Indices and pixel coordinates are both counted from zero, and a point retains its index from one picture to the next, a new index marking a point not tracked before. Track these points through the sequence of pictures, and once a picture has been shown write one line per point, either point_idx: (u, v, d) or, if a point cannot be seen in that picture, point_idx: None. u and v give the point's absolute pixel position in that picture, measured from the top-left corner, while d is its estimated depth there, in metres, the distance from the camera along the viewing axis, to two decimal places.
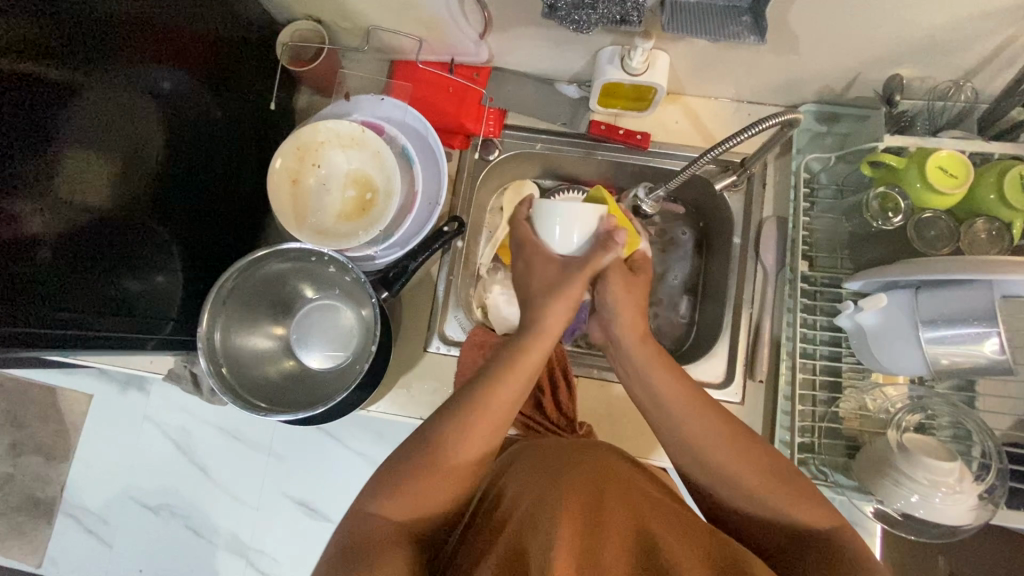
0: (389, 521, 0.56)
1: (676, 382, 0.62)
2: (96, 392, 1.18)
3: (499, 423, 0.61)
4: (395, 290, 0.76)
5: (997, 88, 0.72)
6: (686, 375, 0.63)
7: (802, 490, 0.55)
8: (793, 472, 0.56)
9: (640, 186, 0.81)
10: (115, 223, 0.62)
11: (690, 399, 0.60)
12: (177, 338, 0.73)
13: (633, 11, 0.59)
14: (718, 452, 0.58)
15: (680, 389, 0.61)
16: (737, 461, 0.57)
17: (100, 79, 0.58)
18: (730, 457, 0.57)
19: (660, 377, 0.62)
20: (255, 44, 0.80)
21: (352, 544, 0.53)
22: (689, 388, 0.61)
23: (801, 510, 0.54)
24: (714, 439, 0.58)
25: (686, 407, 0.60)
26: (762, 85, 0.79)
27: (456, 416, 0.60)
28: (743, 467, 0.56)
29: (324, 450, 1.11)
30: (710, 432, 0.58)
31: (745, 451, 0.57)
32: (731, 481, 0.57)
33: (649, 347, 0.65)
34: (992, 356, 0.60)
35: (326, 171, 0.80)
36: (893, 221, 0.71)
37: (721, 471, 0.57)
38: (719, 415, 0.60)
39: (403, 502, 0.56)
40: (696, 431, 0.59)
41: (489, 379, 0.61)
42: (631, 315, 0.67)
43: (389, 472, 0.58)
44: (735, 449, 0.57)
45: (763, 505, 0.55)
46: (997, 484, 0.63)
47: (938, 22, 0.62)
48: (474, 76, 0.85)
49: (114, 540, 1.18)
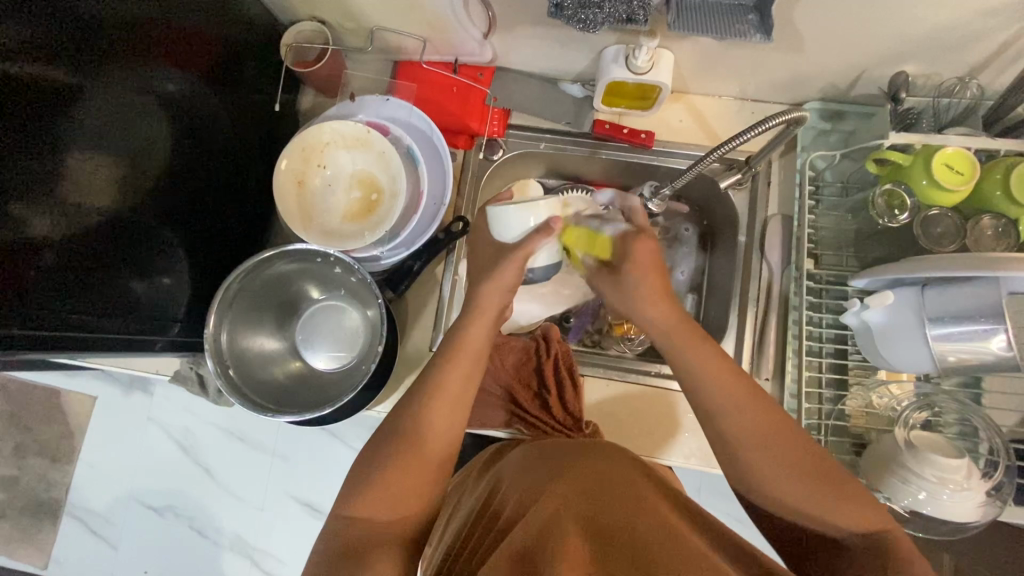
0: (381, 520, 0.57)
1: (713, 368, 0.59)
2: (101, 394, 1.18)
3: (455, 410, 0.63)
4: (400, 290, 0.80)
5: (1002, 85, 0.72)
6: (721, 353, 0.61)
7: (829, 491, 0.53)
8: (818, 461, 0.54)
9: (646, 185, 0.81)
10: (120, 223, 0.62)
11: (727, 389, 0.58)
12: (184, 339, 0.74)
13: (639, 10, 0.59)
14: (751, 438, 0.56)
15: (724, 377, 0.58)
16: (772, 461, 0.55)
17: (104, 80, 0.58)
18: (761, 447, 0.55)
19: (698, 362, 0.60)
20: (259, 45, 0.80)
21: (347, 546, 0.54)
22: (727, 375, 0.59)
23: (825, 508, 0.53)
24: (748, 426, 0.56)
25: (729, 398, 0.58)
26: (766, 83, 0.79)
27: (426, 406, 0.63)
28: (771, 466, 0.55)
29: (330, 449, 1.12)
30: (750, 425, 0.56)
31: (775, 436, 0.56)
32: (756, 475, 0.55)
33: (680, 331, 0.62)
34: (998, 352, 0.60)
35: (332, 172, 0.80)
36: (900, 218, 0.70)
37: (753, 467, 0.55)
38: (762, 406, 0.57)
39: (384, 500, 0.57)
40: (736, 425, 0.57)
41: (442, 358, 0.65)
42: (652, 297, 0.64)
43: (370, 468, 0.59)
44: (770, 441, 0.55)
45: (782, 509, 0.55)
46: (1004, 481, 0.64)
47: (944, 19, 0.62)
48: (479, 76, 0.85)
49: (120, 540, 1.18)
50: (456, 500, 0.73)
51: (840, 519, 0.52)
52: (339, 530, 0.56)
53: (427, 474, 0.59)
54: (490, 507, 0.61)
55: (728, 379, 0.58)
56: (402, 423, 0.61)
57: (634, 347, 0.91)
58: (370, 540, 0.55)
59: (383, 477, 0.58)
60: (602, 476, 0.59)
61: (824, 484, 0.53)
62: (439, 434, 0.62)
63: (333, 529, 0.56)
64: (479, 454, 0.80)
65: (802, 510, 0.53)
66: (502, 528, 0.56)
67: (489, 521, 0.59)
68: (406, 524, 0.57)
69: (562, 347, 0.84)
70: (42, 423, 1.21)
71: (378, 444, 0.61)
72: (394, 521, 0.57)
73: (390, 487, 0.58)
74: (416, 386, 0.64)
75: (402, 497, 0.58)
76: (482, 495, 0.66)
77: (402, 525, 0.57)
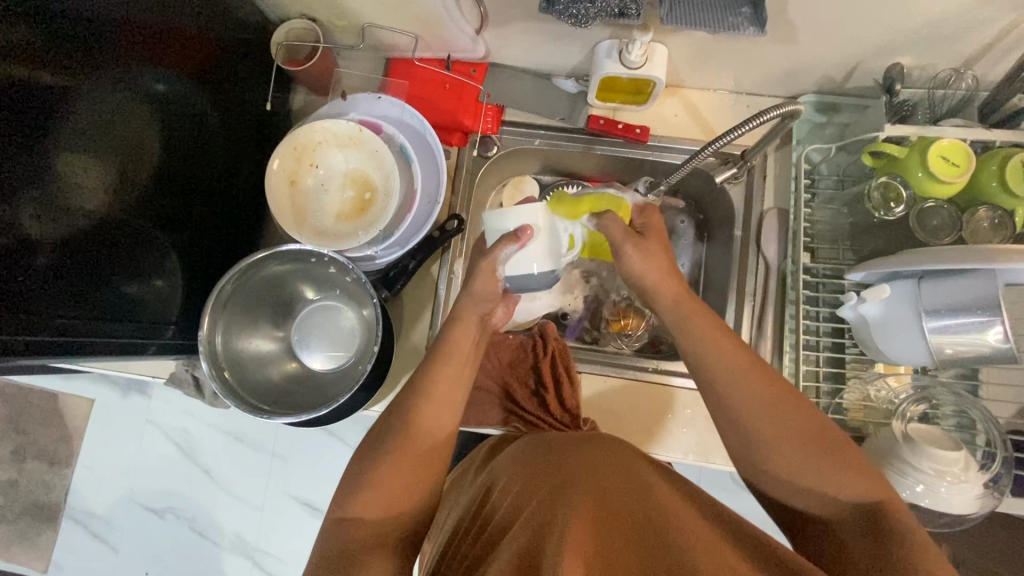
0: (381, 520, 0.57)
1: (726, 343, 0.59)
2: (97, 397, 1.18)
3: (448, 410, 0.64)
4: (395, 289, 0.80)
5: (997, 76, 0.71)
6: (722, 325, 0.61)
7: (830, 461, 0.53)
8: (820, 439, 0.54)
9: (643, 181, 0.80)
10: (110, 224, 0.62)
11: (732, 359, 0.58)
12: (179, 342, 0.73)
13: (631, 5, 0.59)
14: (756, 410, 0.56)
15: (724, 343, 0.59)
16: (775, 430, 0.54)
17: (95, 81, 0.58)
18: (766, 413, 0.55)
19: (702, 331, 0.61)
20: (248, 45, 0.79)
21: (346, 548, 0.55)
22: (730, 343, 0.59)
23: (830, 483, 0.52)
24: (752, 398, 0.56)
25: (735, 368, 0.57)
26: (762, 77, 0.79)
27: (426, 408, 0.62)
28: (772, 438, 0.54)
29: (328, 449, 1.12)
30: (749, 395, 0.56)
31: (780, 401, 0.55)
32: (759, 445, 0.55)
33: (694, 303, 0.62)
34: (996, 345, 0.60)
35: (324, 172, 0.79)
36: (895, 211, 0.71)
37: (757, 437, 0.55)
38: (767, 371, 0.57)
39: (378, 502, 0.57)
40: (739, 390, 0.57)
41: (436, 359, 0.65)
42: (660, 269, 0.64)
43: (369, 466, 0.60)
44: (776, 414, 0.55)
45: (789, 484, 0.54)
46: (1002, 472, 0.64)
47: (939, 10, 0.61)
48: (473, 72, 0.84)
49: (120, 542, 1.18)
50: (453, 496, 0.73)
51: (844, 491, 0.52)
52: (334, 533, 0.56)
53: (422, 475, 0.60)
54: (489, 502, 0.61)
55: (728, 354, 0.58)
56: (399, 430, 0.61)
57: (631, 343, 0.90)
58: (366, 539, 0.56)
59: (382, 476, 0.58)
60: (598, 467, 0.59)
61: (828, 456, 0.53)
62: (439, 428, 0.62)
63: (329, 532, 0.57)
64: (477, 450, 0.80)
65: (804, 489, 0.53)
66: (502, 520, 0.56)
67: (485, 514, 0.59)
68: (398, 525, 0.58)
69: (559, 343, 0.84)
70: (40, 427, 1.21)
71: (373, 442, 0.62)
72: (397, 519, 0.58)
73: (386, 484, 0.58)
74: (412, 386, 0.64)
75: (401, 493, 0.58)
76: (481, 489, 0.65)
77: (394, 527, 0.57)
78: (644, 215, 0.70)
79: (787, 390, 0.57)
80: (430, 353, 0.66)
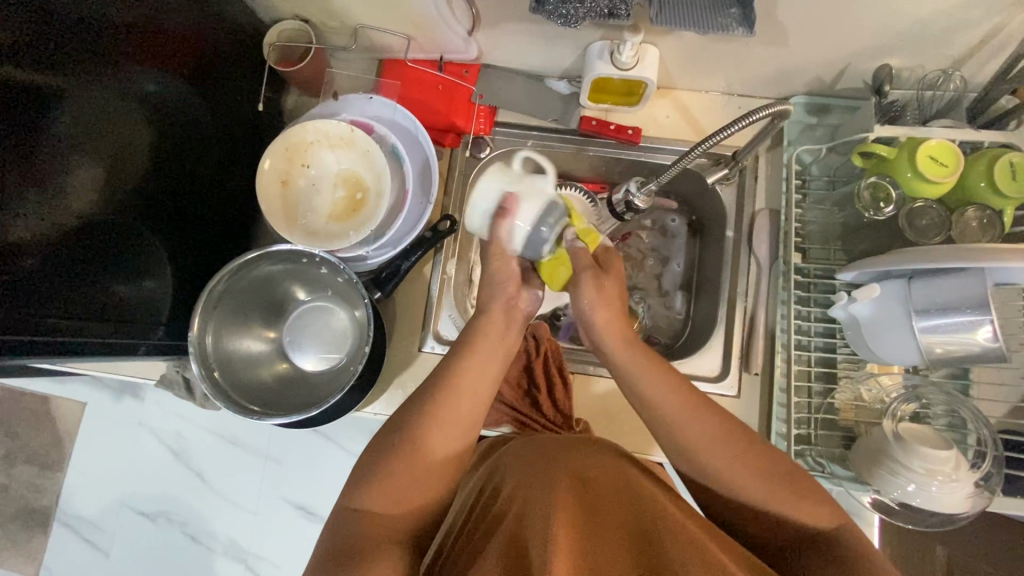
0: (382, 516, 0.57)
1: (676, 391, 0.59)
2: (89, 400, 1.17)
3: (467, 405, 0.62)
4: (388, 290, 0.79)
5: (984, 77, 0.72)
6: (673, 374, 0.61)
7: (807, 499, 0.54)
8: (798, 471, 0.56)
9: (633, 180, 0.79)
10: (102, 226, 0.62)
11: (685, 407, 0.58)
12: (168, 343, 0.73)
13: (620, 4, 0.59)
14: (713, 455, 0.57)
15: (677, 395, 0.59)
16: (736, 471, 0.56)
17: (87, 83, 0.58)
18: (725, 455, 0.56)
19: (659, 389, 0.59)
20: (240, 45, 0.79)
21: (353, 540, 0.55)
22: (684, 396, 0.59)
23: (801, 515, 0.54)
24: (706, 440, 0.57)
25: (683, 417, 0.58)
26: (752, 78, 0.79)
27: (428, 409, 0.61)
28: (739, 477, 0.56)
29: (322, 451, 1.11)
30: (705, 440, 0.57)
31: (736, 445, 0.57)
32: (723, 490, 0.57)
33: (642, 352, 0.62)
34: (985, 344, 0.61)
35: (316, 172, 0.79)
36: (885, 211, 0.70)
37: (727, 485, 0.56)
38: (719, 422, 0.58)
39: (388, 494, 0.57)
40: (708, 443, 0.57)
41: None
42: (610, 319, 0.63)
43: (375, 459, 0.59)
44: (736, 454, 0.56)
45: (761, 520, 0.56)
46: (993, 472, 0.63)
47: (926, 11, 0.62)
48: (464, 73, 0.84)
49: (111, 548, 1.17)
50: None
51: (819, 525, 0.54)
52: (346, 521, 0.56)
53: (428, 474, 0.59)
54: (484, 497, 0.61)
55: (678, 401, 0.59)
56: (400, 426, 0.60)
57: None
58: (371, 532, 0.55)
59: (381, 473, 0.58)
60: (590, 471, 0.58)
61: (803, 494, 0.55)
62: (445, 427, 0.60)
63: (339, 521, 0.57)
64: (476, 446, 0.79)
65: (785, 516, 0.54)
66: (492, 522, 0.56)
67: (477, 512, 0.60)
68: (397, 518, 0.57)
69: (552, 346, 0.83)
70: (34, 429, 1.21)
71: (383, 435, 0.61)
72: (397, 517, 0.57)
73: (392, 480, 0.57)
74: None
75: (411, 489, 0.58)
76: (476, 487, 0.65)
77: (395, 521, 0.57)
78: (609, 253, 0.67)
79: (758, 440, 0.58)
80: None
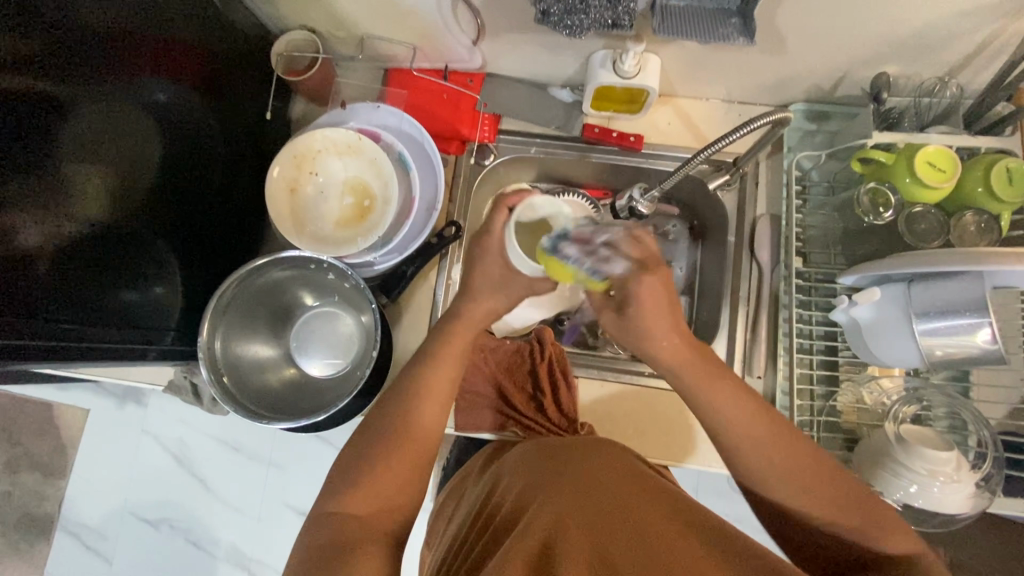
0: (362, 514, 0.55)
1: (740, 410, 0.58)
2: (93, 407, 1.18)
3: (443, 404, 0.63)
4: (394, 295, 0.82)
5: (980, 84, 0.73)
6: (743, 390, 0.59)
7: (852, 509, 0.53)
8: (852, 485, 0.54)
9: (635, 187, 0.81)
10: (114, 233, 0.63)
11: (752, 425, 0.57)
12: (178, 349, 0.73)
13: (624, 15, 0.60)
14: (777, 477, 0.55)
15: (738, 411, 0.58)
16: (802, 492, 0.55)
17: (97, 93, 0.59)
18: (792, 477, 0.55)
19: (728, 409, 0.58)
20: (249, 55, 0.80)
21: (335, 537, 0.53)
22: (750, 410, 0.57)
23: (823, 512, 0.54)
24: (772, 461, 0.56)
25: (751, 436, 0.57)
26: (752, 86, 0.81)
27: (415, 408, 0.62)
28: (802, 496, 0.55)
29: (326, 457, 1.12)
30: (770, 462, 0.56)
31: (803, 465, 0.55)
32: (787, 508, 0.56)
33: (704, 373, 0.60)
34: (985, 346, 0.62)
35: (324, 179, 0.80)
36: (884, 216, 0.73)
37: (772, 488, 0.56)
38: (786, 435, 0.56)
39: (371, 494, 0.56)
40: (771, 465, 0.56)
41: (432, 366, 0.64)
42: (668, 339, 0.60)
43: (357, 460, 0.58)
44: (799, 472, 0.55)
45: (788, 516, 0.56)
46: (993, 472, 0.65)
47: (922, 20, 0.63)
48: (469, 82, 0.85)
49: (114, 555, 1.17)
50: (453, 501, 0.72)
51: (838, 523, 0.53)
52: (323, 523, 0.54)
53: (412, 473, 0.59)
54: (492, 501, 0.61)
55: (746, 417, 0.57)
56: (385, 422, 0.61)
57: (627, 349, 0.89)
58: (352, 531, 0.53)
59: (379, 473, 0.57)
60: (601, 472, 0.59)
61: (856, 508, 0.53)
62: (428, 427, 0.61)
63: (317, 524, 0.55)
64: (475, 457, 0.80)
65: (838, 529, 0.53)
66: (502, 524, 0.56)
67: (485, 516, 0.60)
68: (394, 519, 0.56)
69: (555, 348, 0.85)
70: (38, 437, 1.21)
71: (364, 436, 0.61)
72: (378, 516, 0.56)
73: (376, 478, 0.57)
74: (412, 386, 0.63)
75: (387, 486, 0.57)
76: (482, 493, 0.65)
77: (386, 519, 0.56)
78: (635, 275, 0.60)
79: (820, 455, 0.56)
80: (419, 354, 0.66)
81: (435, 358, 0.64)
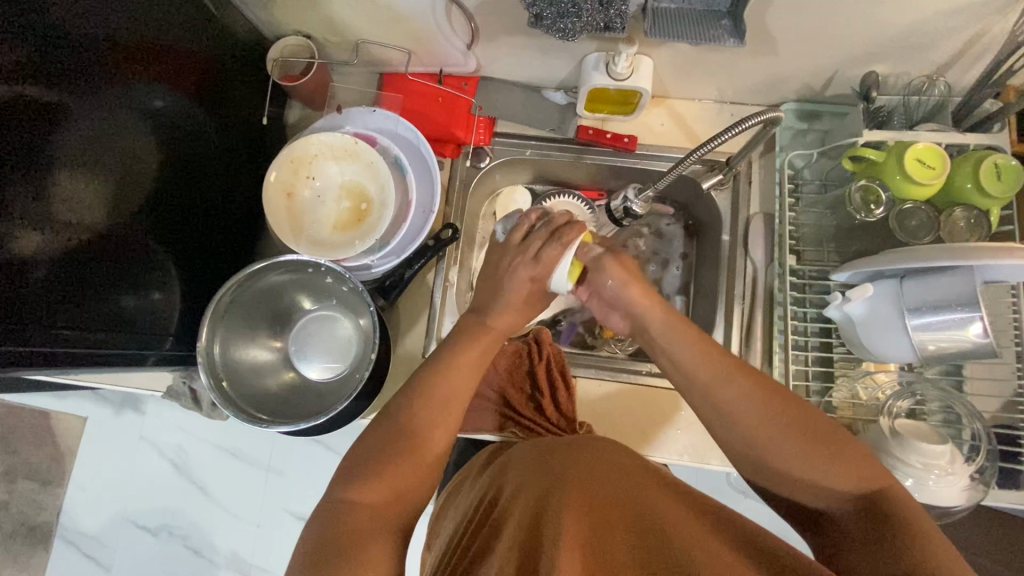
0: (368, 505, 0.55)
1: (705, 358, 0.57)
2: (90, 415, 1.18)
3: (458, 407, 0.63)
4: (391, 298, 0.80)
5: (968, 82, 0.74)
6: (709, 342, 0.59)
7: (817, 450, 0.52)
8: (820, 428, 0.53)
9: (629, 187, 0.82)
10: (111, 239, 0.63)
11: (716, 373, 0.57)
12: (176, 354, 0.73)
13: (616, 18, 0.61)
14: (746, 423, 0.55)
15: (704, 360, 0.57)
16: (770, 436, 0.53)
17: (92, 101, 0.59)
18: (761, 423, 0.54)
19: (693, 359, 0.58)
20: (244, 61, 0.81)
21: (342, 531, 0.52)
22: (713, 358, 0.57)
23: (811, 467, 0.52)
24: (740, 408, 0.55)
25: (719, 381, 0.56)
26: (743, 86, 0.81)
27: (419, 409, 0.61)
28: (774, 445, 0.53)
29: (325, 462, 1.12)
30: (743, 405, 0.55)
31: (770, 409, 0.54)
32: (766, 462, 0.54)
33: (671, 325, 0.60)
34: (976, 340, 0.63)
35: (321, 183, 0.81)
36: (875, 213, 0.73)
37: (745, 437, 0.55)
38: (752, 379, 0.56)
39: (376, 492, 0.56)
40: (740, 409, 0.55)
41: (431, 368, 0.64)
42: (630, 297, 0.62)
43: (363, 456, 0.58)
44: (765, 417, 0.54)
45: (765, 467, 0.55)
46: (986, 464, 0.65)
47: (909, 20, 0.64)
48: (464, 85, 0.86)
49: (113, 564, 1.17)
50: (453, 502, 0.73)
51: (826, 480, 0.52)
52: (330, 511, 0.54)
53: (416, 473, 0.59)
54: (490, 498, 0.62)
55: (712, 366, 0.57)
56: (394, 420, 0.60)
57: (625, 347, 0.92)
58: (358, 524, 0.53)
59: (380, 469, 0.57)
60: (593, 468, 0.60)
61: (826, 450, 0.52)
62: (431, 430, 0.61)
63: (323, 513, 0.55)
64: (476, 457, 0.80)
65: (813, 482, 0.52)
66: (496, 523, 0.56)
67: (482, 513, 0.61)
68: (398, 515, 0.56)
69: (553, 349, 0.85)
70: (36, 445, 1.21)
71: (370, 434, 0.60)
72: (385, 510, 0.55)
73: (383, 474, 0.57)
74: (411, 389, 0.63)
75: (397, 481, 0.57)
76: (479, 492, 0.66)
77: (393, 513, 0.56)
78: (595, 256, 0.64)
79: (785, 398, 0.55)
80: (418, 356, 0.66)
81: (433, 360, 0.65)
